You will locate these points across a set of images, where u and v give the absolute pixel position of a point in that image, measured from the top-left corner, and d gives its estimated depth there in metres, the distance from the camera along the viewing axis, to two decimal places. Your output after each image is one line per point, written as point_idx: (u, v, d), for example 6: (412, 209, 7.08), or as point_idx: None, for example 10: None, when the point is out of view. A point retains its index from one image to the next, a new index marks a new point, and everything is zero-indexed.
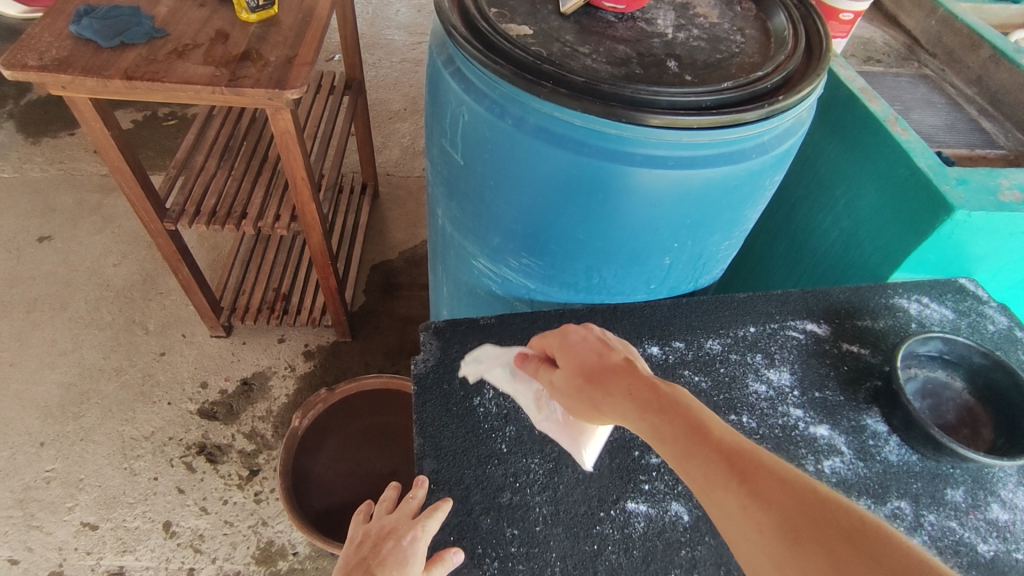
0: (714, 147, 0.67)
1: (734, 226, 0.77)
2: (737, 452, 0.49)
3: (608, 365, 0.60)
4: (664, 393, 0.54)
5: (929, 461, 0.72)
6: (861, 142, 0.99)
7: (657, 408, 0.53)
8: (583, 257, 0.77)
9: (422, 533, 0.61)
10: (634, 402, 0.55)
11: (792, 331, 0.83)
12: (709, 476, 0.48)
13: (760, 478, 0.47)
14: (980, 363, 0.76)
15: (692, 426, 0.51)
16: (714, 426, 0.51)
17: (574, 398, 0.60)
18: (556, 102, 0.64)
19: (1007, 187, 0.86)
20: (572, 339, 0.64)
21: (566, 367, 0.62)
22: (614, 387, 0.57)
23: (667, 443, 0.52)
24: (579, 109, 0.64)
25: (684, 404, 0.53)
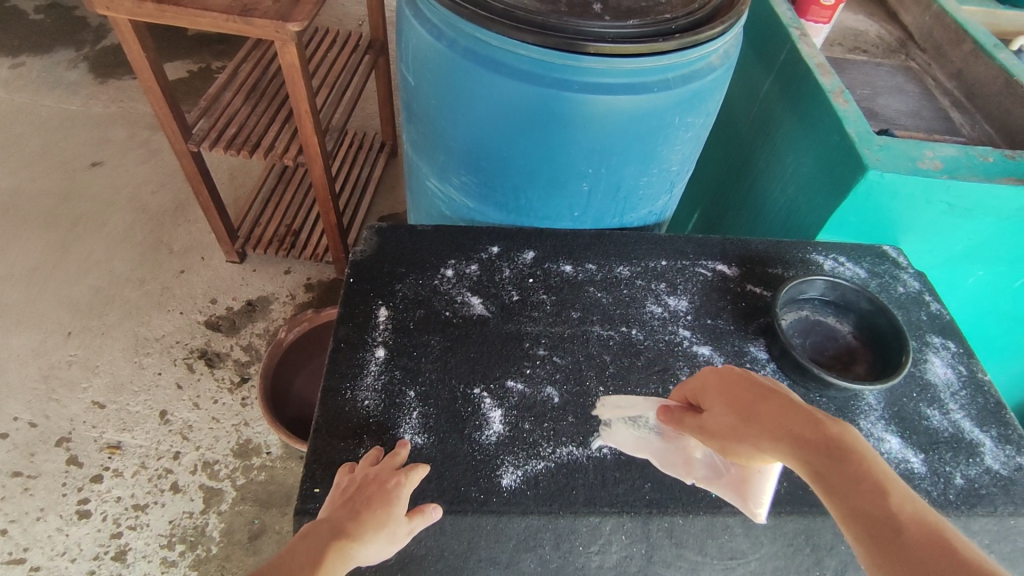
0: (618, 76, 0.75)
1: (650, 161, 0.85)
2: (919, 521, 0.49)
3: (761, 400, 0.58)
4: (838, 440, 0.53)
5: (798, 388, 0.78)
6: (810, 112, 1.04)
7: (826, 455, 0.53)
8: (512, 177, 0.87)
9: (405, 481, 0.62)
10: (798, 444, 0.54)
11: (702, 268, 0.90)
12: (891, 546, 0.48)
13: (932, 556, 0.46)
14: (867, 309, 0.81)
15: (868, 481, 0.51)
16: (892, 489, 0.50)
17: (731, 439, 0.58)
18: (478, 24, 0.74)
19: (929, 156, 0.90)
20: (727, 377, 0.61)
21: (728, 407, 0.59)
22: (770, 424, 0.56)
23: (834, 498, 0.52)
24: (496, 31, 0.73)
25: (858, 457, 0.52)
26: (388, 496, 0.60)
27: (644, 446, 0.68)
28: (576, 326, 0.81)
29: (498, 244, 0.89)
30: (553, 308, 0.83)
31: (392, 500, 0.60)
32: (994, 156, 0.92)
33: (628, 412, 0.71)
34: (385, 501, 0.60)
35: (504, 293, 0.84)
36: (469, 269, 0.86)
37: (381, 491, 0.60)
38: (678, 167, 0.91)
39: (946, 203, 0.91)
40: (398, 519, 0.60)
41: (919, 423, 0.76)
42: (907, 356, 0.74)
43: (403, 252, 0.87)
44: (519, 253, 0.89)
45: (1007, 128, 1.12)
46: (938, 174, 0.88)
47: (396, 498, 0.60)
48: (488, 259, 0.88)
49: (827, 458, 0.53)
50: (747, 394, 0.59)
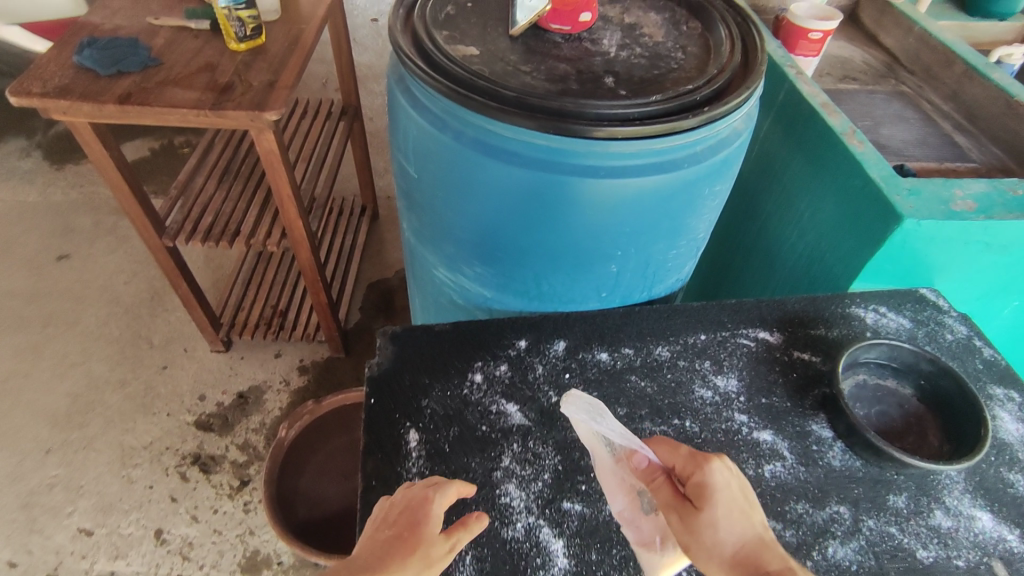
0: (644, 157, 0.69)
1: (678, 235, 0.80)
2: None
3: (744, 534, 0.55)
4: None
5: (873, 468, 0.73)
6: (823, 155, 1.01)
7: None
8: (533, 265, 0.80)
9: (437, 498, 0.57)
10: None
11: (743, 338, 0.84)
12: None
13: None
14: (927, 370, 0.77)
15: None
16: None
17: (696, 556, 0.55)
18: (488, 115, 0.68)
19: (959, 196, 0.87)
20: (725, 484, 0.56)
21: (727, 520, 0.55)
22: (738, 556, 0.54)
23: None
24: (509, 122, 0.67)
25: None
26: (422, 518, 0.56)
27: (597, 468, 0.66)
28: (626, 423, 0.75)
29: (525, 336, 0.82)
30: None
31: (423, 520, 0.55)
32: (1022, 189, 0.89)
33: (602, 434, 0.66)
34: (415, 523, 0.55)
35: (541, 393, 0.77)
36: (499, 369, 0.79)
37: (409, 516, 0.56)
38: (704, 232, 0.85)
39: (983, 242, 0.88)
40: (432, 539, 0.55)
41: (1005, 492, 0.71)
42: (986, 428, 0.69)
43: (423, 358, 0.79)
44: (550, 344, 0.82)
45: (1016, 149, 1.10)
46: (974, 215, 0.84)
47: (428, 519, 0.55)
48: (517, 356, 0.80)
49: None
50: (732, 509, 0.55)
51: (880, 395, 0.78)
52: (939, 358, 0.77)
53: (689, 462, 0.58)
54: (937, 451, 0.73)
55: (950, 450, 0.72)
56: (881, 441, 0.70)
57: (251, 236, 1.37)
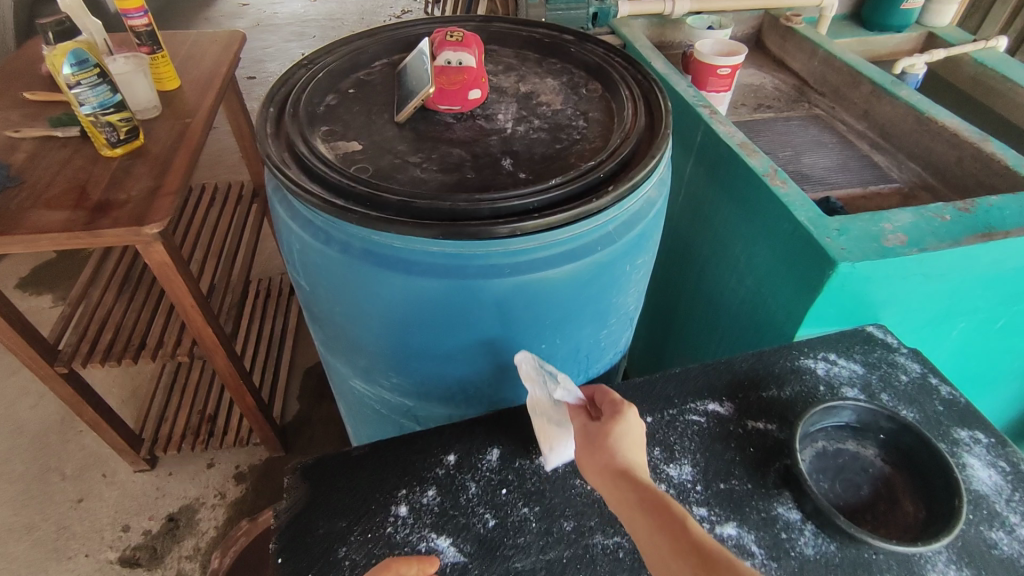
0: (553, 248, 0.63)
1: (606, 315, 0.74)
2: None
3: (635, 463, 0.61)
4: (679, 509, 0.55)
5: (849, 549, 0.66)
6: (749, 199, 0.97)
7: (661, 507, 0.55)
8: (452, 370, 0.72)
9: None
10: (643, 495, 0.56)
11: (693, 414, 0.77)
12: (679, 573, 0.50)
13: None
14: (888, 428, 0.72)
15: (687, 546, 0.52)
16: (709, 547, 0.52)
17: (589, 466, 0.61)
18: (371, 226, 0.60)
19: (890, 230, 0.83)
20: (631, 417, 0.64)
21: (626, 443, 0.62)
22: (624, 471, 0.59)
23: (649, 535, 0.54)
24: (394, 231, 0.60)
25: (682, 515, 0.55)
26: None
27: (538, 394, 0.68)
28: (575, 541, 0.66)
29: (455, 449, 0.73)
30: (540, 524, 0.67)
31: None
32: (949, 213, 0.86)
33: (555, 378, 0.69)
34: None
35: (477, 519, 0.67)
36: (427, 496, 0.69)
37: None
38: (635, 303, 0.79)
39: (922, 274, 0.84)
40: None
41: (990, 555, 0.65)
42: (961, 495, 0.63)
43: (339, 496, 0.69)
44: (482, 454, 0.73)
45: (935, 164, 1.09)
46: (907, 249, 0.81)
47: None
48: (447, 476, 0.71)
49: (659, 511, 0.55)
50: (623, 435, 0.62)
51: (845, 459, 0.73)
52: (898, 414, 0.72)
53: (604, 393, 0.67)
54: (914, 521, 0.67)
55: (925, 518, 0.66)
56: (852, 526, 0.64)
57: (159, 349, 1.25)
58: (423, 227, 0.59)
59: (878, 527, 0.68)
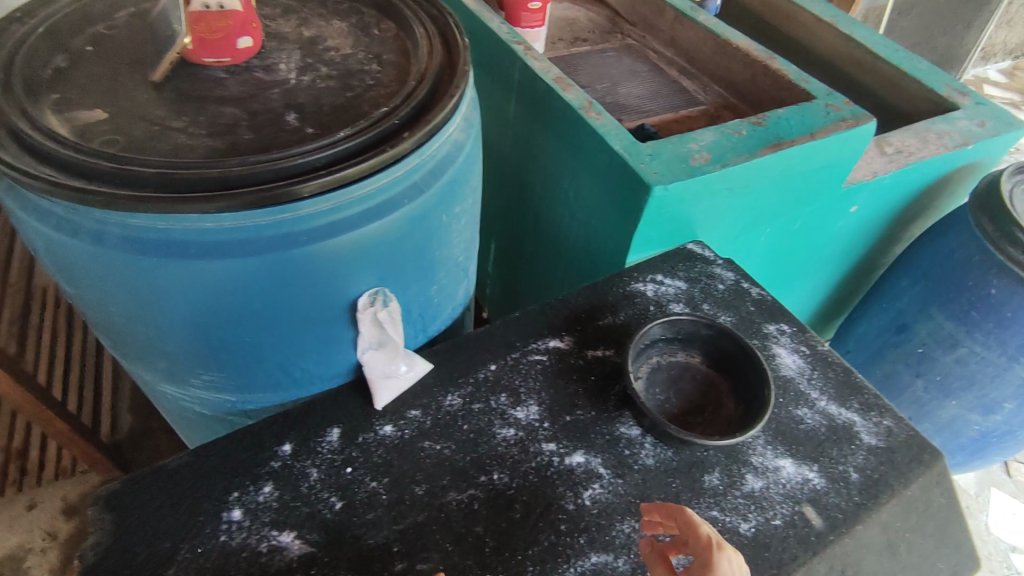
0: (352, 207, 0.58)
1: (431, 270, 0.70)
2: None
3: None
4: None
5: (684, 452, 0.71)
6: (567, 134, 0.97)
7: None
8: (272, 353, 0.67)
9: None
10: None
11: (535, 354, 0.78)
12: None
13: None
14: (708, 334, 0.77)
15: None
16: None
17: None
18: (124, 209, 0.52)
19: (696, 150, 0.87)
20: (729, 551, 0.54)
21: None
22: None
23: None
24: (154, 212, 0.52)
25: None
26: None
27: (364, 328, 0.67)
28: (428, 504, 0.64)
29: (291, 437, 0.68)
30: (390, 495, 0.64)
31: None
32: (745, 129, 0.92)
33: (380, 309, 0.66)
34: None
35: (322, 505, 0.63)
36: (264, 493, 0.63)
37: None
38: (464, 253, 0.78)
39: (727, 188, 0.90)
40: None
41: (798, 430, 0.73)
42: (768, 386, 0.70)
43: (157, 516, 0.61)
44: (321, 436, 0.68)
45: (733, 84, 1.16)
46: (711, 167, 0.85)
47: None
48: (284, 467, 0.65)
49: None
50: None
51: (673, 372, 0.77)
52: (715, 321, 0.77)
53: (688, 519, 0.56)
54: (736, 414, 0.73)
55: (743, 409, 0.73)
56: (682, 432, 0.68)
57: None
58: (189, 202, 0.52)
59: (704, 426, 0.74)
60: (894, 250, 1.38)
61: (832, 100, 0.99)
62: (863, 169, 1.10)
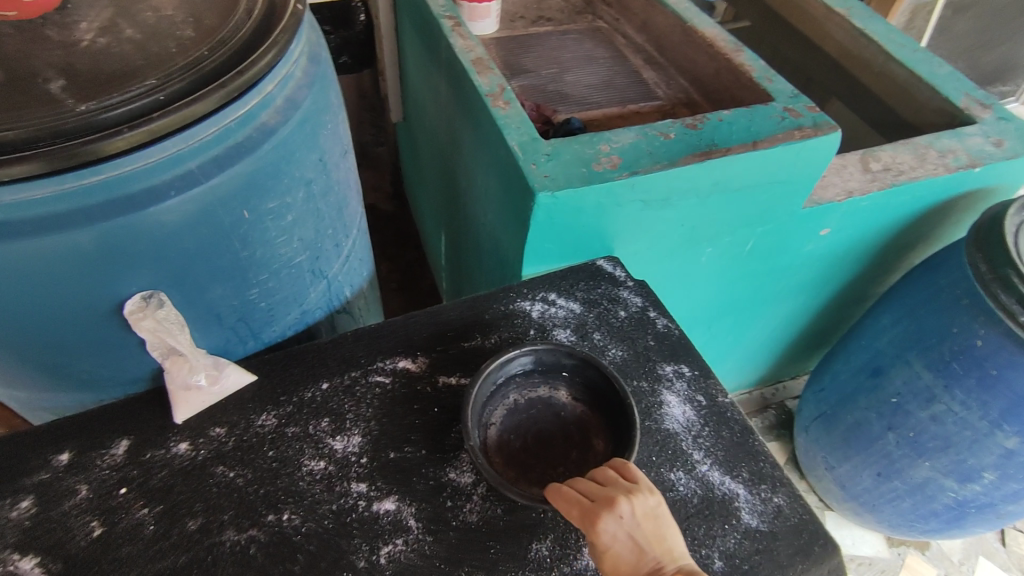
0: (90, 196, 0.48)
1: (240, 271, 0.60)
2: None
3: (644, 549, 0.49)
4: None
5: (516, 511, 0.60)
6: (478, 123, 0.86)
7: None
8: (43, 355, 0.57)
9: None
10: None
11: (377, 375, 0.68)
12: None
13: None
14: (574, 366, 0.66)
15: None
16: None
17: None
18: None
19: (604, 152, 0.75)
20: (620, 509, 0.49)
21: (621, 545, 0.49)
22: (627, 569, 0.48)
23: None
24: None
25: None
26: None
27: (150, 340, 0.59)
28: (196, 543, 0.56)
29: (71, 446, 0.60)
30: (157, 527, 0.56)
31: None
32: (674, 130, 0.79)
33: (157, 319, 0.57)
34: None
35: (78, 531, 0.55)
36: (18, 509, 0.56)
37: None
38: (307, 254, 0.68)
39: (641, 200, 0.77)
40: None
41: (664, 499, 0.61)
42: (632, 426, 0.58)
43: None
44: (106, 448, 0.60)
45: (698, 79, 1.02)
46: (616, 174, 0.73)
47: None
48: (52, 479, 0.58)
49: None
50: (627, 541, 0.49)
51: (532, 414, 0.65)
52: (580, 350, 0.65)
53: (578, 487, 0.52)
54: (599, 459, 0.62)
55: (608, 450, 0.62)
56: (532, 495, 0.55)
57: None
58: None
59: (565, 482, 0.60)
60: (888, 279, 1.20)
61: (794, 103, 0.84)
62: (836, 187, 0.94)
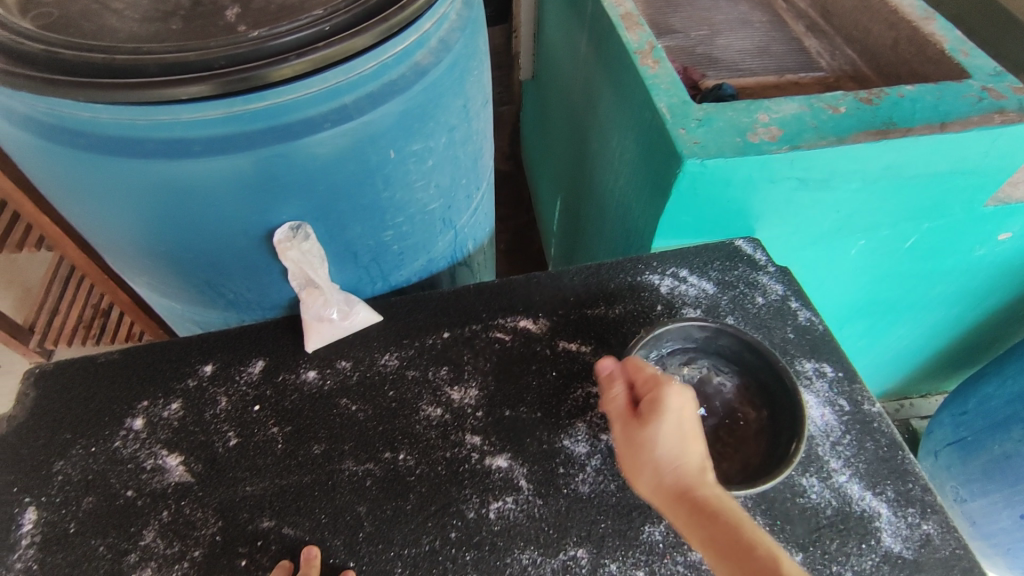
0: (252, 122, 0.48)
1: (380, 211, 0.60)
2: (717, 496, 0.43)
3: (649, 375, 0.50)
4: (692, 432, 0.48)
5: (630, 491, 0.58)
6: (622, 82, 0.81)
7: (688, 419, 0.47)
8: (197, 273, 0.61)
9: None
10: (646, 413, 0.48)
11: (498, 332, 0.67)
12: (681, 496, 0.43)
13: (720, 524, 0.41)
14: (728, 346, 0.62)
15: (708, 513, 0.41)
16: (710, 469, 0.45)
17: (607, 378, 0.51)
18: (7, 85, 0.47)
19: (762, 122, 0.68)
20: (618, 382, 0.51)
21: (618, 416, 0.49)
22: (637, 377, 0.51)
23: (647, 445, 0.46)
24: (32, 92, 0.46)
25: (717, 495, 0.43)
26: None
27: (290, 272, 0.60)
28: (319, 467, 0.58)
29: (215, 359, 0.65)
30: (286, 446, 0.59)
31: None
32: (845, 104, 0.70)
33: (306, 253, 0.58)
34: None
35: (217, 438, 0.60)
36: (169, 410, 0.61)
37: None
38: (440, 202, 0.67)
39: (797, 178, 0.69)
40: None
41: (793, 505, 0.57)
42: (802, 424, 0.54)
43: (70, 404, 0.62)
44: (244, 366, 0.64)
45: (870, 50, 0.90)
46: (775, 147, 0.66)
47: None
48: (198, 387, 0.63)
49: (677, 489, 0.43)
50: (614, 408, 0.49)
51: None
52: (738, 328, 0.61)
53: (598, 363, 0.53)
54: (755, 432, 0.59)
55: (767, 420, 0.59)
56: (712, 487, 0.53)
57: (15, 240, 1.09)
58: (57, 85, 0.45)
59: (724, 459, 0.58)
60: None
61: (996, 82, 0.72)
62: None
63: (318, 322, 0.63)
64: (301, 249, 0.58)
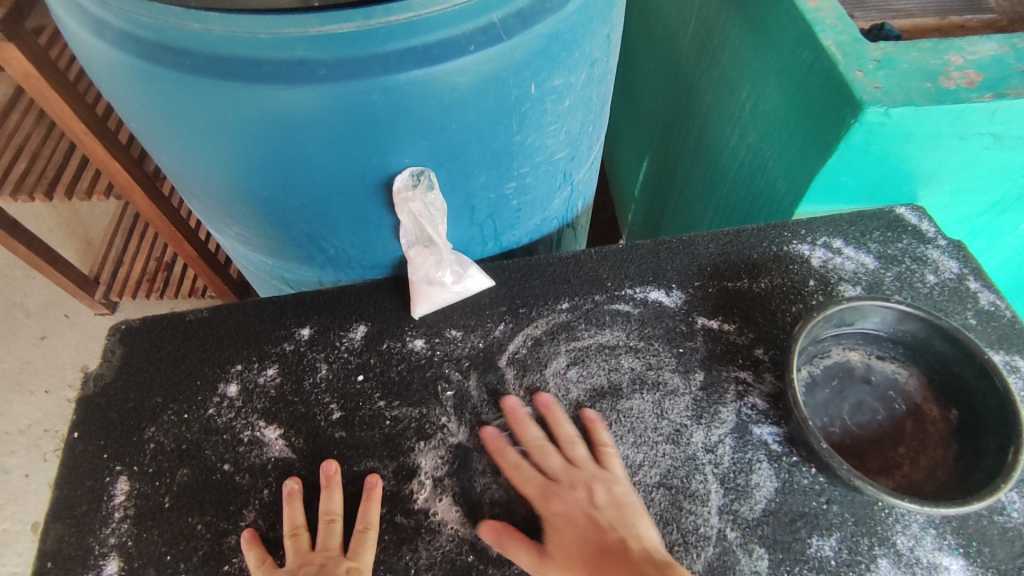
0: (389, 41, 0.41)
1: (507, 159, 0.52)
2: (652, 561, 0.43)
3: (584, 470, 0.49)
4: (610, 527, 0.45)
5: (794, 495, 0.49)
6: (764, 16, 0.66)
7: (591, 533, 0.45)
8: (300, 224, 0.54)
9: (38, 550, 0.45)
10: (583, 555, 0.45)
11: (626, 304, 0.59)
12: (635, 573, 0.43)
13: None
14: (913, 332, 0.52)
15: (628, 567, 0.43)
16: (635, 542, 0.44)
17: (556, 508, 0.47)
18: None
19: (956, 66, 0.56)
20: (576, 437, 0.51)
21: (549, 446, 0.50)
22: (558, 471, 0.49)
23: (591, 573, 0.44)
24: None
25: (662, 562, 0.43)
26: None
27: (404, 223, 0.53)
28: (432, 448, 0.52)
29: (313, 321, 0.58)
30: (394, 424, 0.53)
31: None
32: None
33: (421, 204, 0.51)
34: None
35: (318, 409, 0.54)
36: (265, 375, 0.55)
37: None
38: (566, 151, 0.57)
39: (990, 135, 0.57)
40: None
41: (990, 525, 0.48)
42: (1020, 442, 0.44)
43: (160, 366, 0.56)
44: (345, 330, 0.58)
45: None
46: (977, 94, 0.54)
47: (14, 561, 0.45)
48: (295, 352, 0.56)
49: (616, 564, 0.44)
50: (545, 479, 0.48)
51: (835, 383, 0.53)
52: (936, 315, 0.51)
53: (553, 409, 0.52)
54: (939, 435, 0.51)
55: (957, 422, 0.50)
56: (901, 498, 0.44)
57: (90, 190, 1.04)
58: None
59: (904, 463, 0.50)
60: None
61: None
62: None
63: (426, 286, 0.56)
64: (417, 198, 0.51)
